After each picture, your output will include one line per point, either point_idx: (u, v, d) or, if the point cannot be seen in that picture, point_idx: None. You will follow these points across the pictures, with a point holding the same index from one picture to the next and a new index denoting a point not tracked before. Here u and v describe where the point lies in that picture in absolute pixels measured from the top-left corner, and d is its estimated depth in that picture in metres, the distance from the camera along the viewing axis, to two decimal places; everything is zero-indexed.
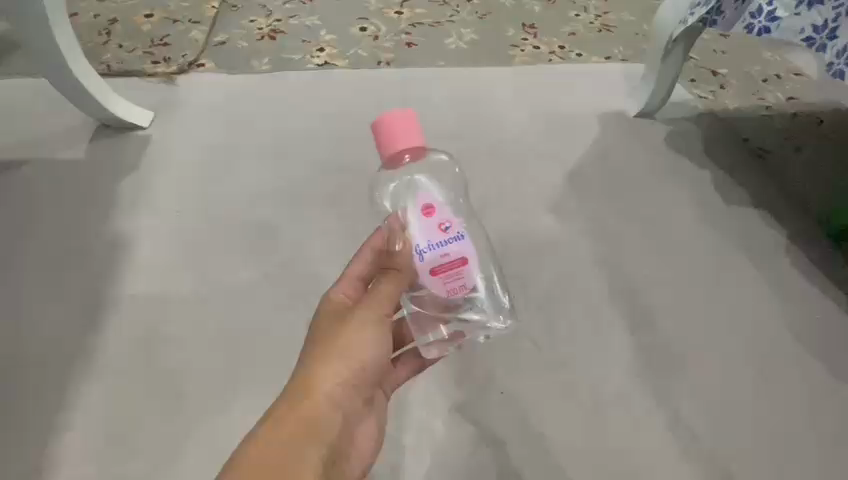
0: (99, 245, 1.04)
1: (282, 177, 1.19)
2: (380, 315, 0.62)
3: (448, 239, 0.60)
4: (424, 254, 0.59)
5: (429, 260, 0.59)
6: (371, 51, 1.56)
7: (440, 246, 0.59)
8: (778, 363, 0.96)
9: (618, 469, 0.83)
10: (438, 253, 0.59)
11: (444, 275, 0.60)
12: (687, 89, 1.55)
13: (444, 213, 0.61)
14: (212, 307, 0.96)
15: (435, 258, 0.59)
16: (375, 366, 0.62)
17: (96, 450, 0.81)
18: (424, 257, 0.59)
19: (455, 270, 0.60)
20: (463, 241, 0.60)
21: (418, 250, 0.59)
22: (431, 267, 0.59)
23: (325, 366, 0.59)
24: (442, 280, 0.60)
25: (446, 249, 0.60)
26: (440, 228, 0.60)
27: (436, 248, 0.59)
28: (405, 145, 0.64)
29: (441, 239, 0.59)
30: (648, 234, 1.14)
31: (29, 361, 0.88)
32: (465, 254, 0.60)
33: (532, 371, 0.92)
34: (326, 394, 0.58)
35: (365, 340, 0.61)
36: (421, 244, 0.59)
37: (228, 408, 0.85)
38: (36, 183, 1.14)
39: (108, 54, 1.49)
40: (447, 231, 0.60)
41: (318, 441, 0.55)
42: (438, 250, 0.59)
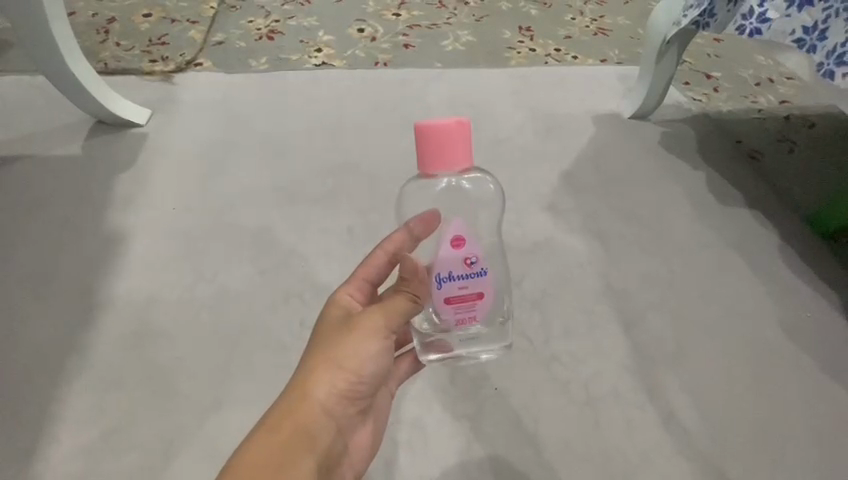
0: (95, 241, 1.03)
1: (280, 175, 1.19)
2: (383, 327, 0.60)
3: (471, 274, 0.61)
4: (443, 283, 0.61)
5: (446, 289, 0.61)
6: (369, 52, 1.57)
7: (461, 279, 0.61)
8: (770, 361, 0.97)
9: (614, 466, 0.83)
10: (457, 285, 0.61)
11: (457, 305, 0.62)
12: (681, 92, 1.56)
13: (473, 246, 0.60)
14: (207, 303, 0.96)
15: (451, 288, 0.61)
16: (374, 376, 0.61)
17: (87, 446, 0.80)
18: (443, 286, 0.61)
19: (468, 303, 0.62)
20: (484, 277, 0.62)
21: (438, 278, 0.60)
22: (447, 297, 0.61)
23: (324, 372, 0.58)
24: (453, 309, 0.62)
25: (466, 282, 0.61)
26: (465, 262, 0.60)
27: (456, 280, 0.61)
28: (452, 163, 0.59)
29: (464, 272, 0.61)
30: (643, 233, 1.15)
31: (22, 356, 0.88)
32: (482, 290, 0.62)
33: (528, 367, 0.92)
34: (322, 401, 0.58)
35: (367, 351, 0.59)
36: (442, 273, 0.60)
37: (223, 404, 0.85)
38: (32, 179, 1.14)
39: (106, 52, 1.49)
40: (471, 266, 0.61)
41: (310, 449, 0.55)
42: (458, 281, 0.61)
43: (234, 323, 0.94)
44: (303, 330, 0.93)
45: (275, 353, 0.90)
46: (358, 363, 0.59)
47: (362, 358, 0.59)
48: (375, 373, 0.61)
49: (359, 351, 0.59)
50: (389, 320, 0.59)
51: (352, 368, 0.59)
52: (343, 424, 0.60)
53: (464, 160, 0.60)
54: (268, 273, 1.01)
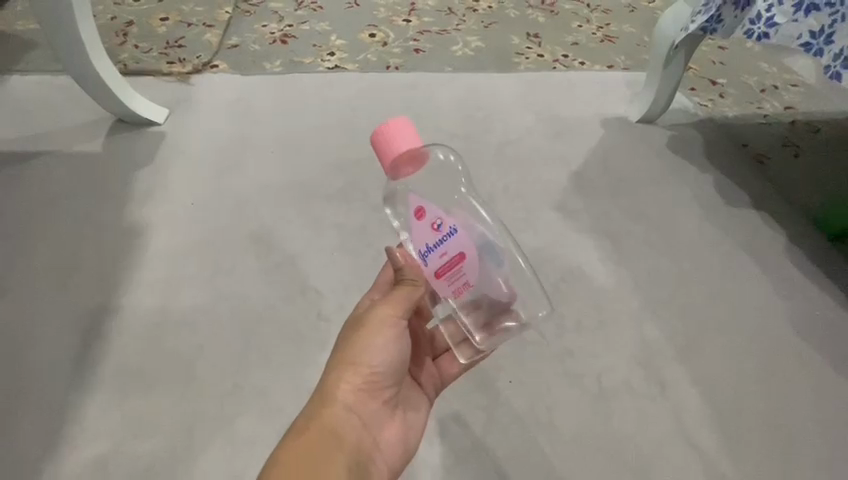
0: (117, 234, 1.06)
1: (295, 173, 1.21)
2: (394, 317, 0.59)
3: (442, 237, 0.56)
4: (425, 257, 0.58)
5: (431, 262, 0.58)
6: (380, 56, 1.61)
7: (437, 246, 0.57)
8: (780, 357, 0.98)
9: (627, 458, 0.84)
10: (437, 255, 0.57)
11: (448, 276, 0.57)
12: (687, 98, 1.59)
13: (434, 211, 0.57)
14: (225, 294, 0.98)
15: (434, 259, 0.57)
16: (391, 369, 0.60)
17: (108, 431, 0.81)
18: (427, 260, 0.58)
19: (456, 268, 0.57)
20: (458, 236, 0.57)
21: (419, 254, 0.58)
22: (435, 270, 0.58)
23: (340, 369, 0.58)
24: (447, 281, 0.58)
25: (444, 248, 0.57)
26: (432, 228, 0.57)
27: (433, 249, 0.57)
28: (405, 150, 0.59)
29: (436, 239, 0.57)
30: (652, 233, 1.17)
31: (45, 344, 0.89)
32: (463, 250, 0.57)
33: (540, 360, 0.93)
34: (343, 398, 0.57)
35: (380, 343, 0.59)
36: (420, 247, 0.58)
37: (241, 392, 0.86)
38: (54, 173, 1.16)
39: (124, 54, 1.53)
40: (439, 230, 0.56)
41: (340, 449, 0.53)
42: (436, 251, 0.57)
43: (251, 314, 0.95)
44: (319, 322, 0.95)
45: (291, 344, 0.92)
46: (373, 355, 0.59)
47: (377, 350, 0.59)
48: (392, 364, 0.60)
49: (373, 344, 0.59)
50: (397, 309, 0.59)
51: (369, 362, 0.58)
52: (368, 425, 0.58)
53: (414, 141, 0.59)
54: (284, 266, 1.03)
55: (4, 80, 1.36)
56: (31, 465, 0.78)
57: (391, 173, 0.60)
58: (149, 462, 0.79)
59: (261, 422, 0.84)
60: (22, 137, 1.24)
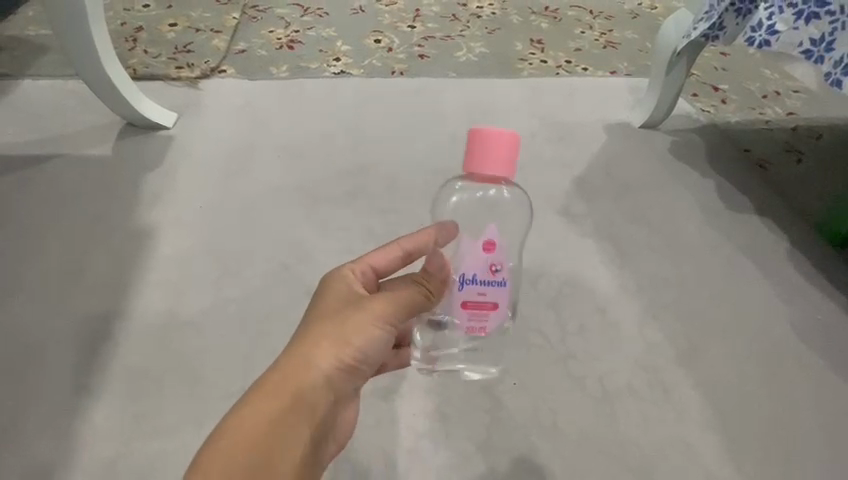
0: (127, 236, 1.07)
1: (301, 176, 1.23)
2: (391, 314, 0.58)
3: (493, 282, 0.64)
4: (465, 285, 0.64)
5: (465, 293, 0.64)
6: (385, 62, 1.63)
7: (482, 285, 0.64)
8: (783, 361, 0.98)
9: (630, 459, 0.85)
10: (476, 290, 0.64)
11: (471, 310, 0.64)
12: (689, 104, 1.60)
13: (500, 257, 0.64)
14: (233, 296, 0.99)
15: (471, 290, 0.64)
16: (377, 355, 0.58)
17: (119, 430, 0.83)
18: (464, 288, 0.64)
19: (482, 310, 0.64)
20: (503, 289, 0.65)
21: (461, 280, 0.64)
22: (465, 300, 0.64)
23: (328, 345, 0.55)
24: (468, 315, 0.65)
25: (486, 289, 0.64)
26: (491, 269, 0.64)
27: (478, 285, 0.64)
28: (491, 172, 0.64)
29: (486, 279, 0.64)
30: (654, 237, 1.18)
31: (56, 344, 0.91)
32: (498, 301, 0.64)
33: (544, 363, 0.94)
34: (325, 375, 0.54)
35: (372, 332, 0.57)
36: (467, 275, 0.64)
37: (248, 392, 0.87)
38: (66, 176, 1.18)
39: (134, 59, 1.55)
40: (495, 274, 0.64)
41: (307, 421, 0.52)
42: (479, 286, 0.64)
43: (258, 315, 0.97)
44: None
45: None
46: (364, 341, 0.56)
47: (368, 337, 0.56)
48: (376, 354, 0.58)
49: (365, 328, 0.57)
50: (398, 308, 0.58)
51: (357, 346, 0.56)
52: (341, 401, 0.57)
53: (504, 173, 0.64)
54: (290, 268, 1.04)
55: (16, 84, 1.39)
56: (42, 462, 0.79)
57: (468, 172, 0.65)
58: (158, 460, 0.80)
59: None
60: (34, 141, 1.26)
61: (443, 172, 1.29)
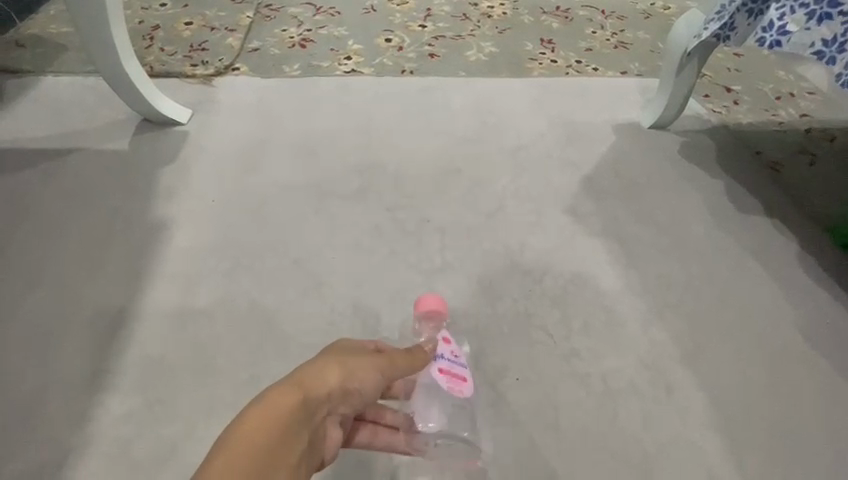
0: (142, 228, 1.10)
1: (312, 174, 1.25)
2: (390, 370, 0.60)
3: (457, 359, 0.79)
4: (439, 358, 0.77)
5: (441, 362, 0.76)
6: (395, 61, 1.65)
7: (451, 359, 0.78)
8: (789, 363, 0.98)
9: (632, 457, 0.85)
10: (448, 364, 0.77)
11: (449, 377, 0.75)
12: (700, 104, 1.60)
13: (454, 343, 0.82)
14: (243, 289, 1.01)
15: (445, 362, 0.76)
16: (371, 398, 0.58)
17: (132, 415, 0.85)
18: (439, 359, 0.76)
19: (458, 379, 0.76)
20: (466, 367, 0.80)
21: (435, 354, 0.77)
22: (442, 368, 0.75)
23: (335, 371, 0.54)
24: (447, 380, 0.75)
25: (455, 364, 0.78)
26: (453, 352, 0.80)
27: (448, 359, 0.78)
28: (431, 306, 0.85)
29: (452, 356, 0.79)
30: (661, 238, 1.18)
31: (73, 331, 0.94)
32: (466, 374, 0.79)
33: (548, 360, 0.95)
34: (329, 394, 0.52)
35: (373, 374, 0.58)
36: (439, 352, 0.77)
37: (259, 380, 0.89)
38: (85, 170, 1.22)
39: (151, 57, 1.59)
40: (456, 355, 0.80)
41: (307, 437, 0.48)
42: (450, 361, 0.77)
43: (267, 306, 0.99)
44: (333, 318, 0.98)
45: (306, 337, 0.95)
46: (367, 380, 0.56)
47: (369, 376, 0.57)
48: (374, 395, 0.58)
49: (367, 367, 0.57)
50: (396, 368, 0.61)
51: (361, 379, 0.56)
52: (333, 427, 0.54)
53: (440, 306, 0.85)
54: (300, 263, 1.06)
55: (39, 81, 1.43)
56: (63, 444, 0.82)
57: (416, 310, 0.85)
58: (171, 444, 0.82)
59: None
60: (54, 135, 1.30)
61: (450, 170, 1.30)
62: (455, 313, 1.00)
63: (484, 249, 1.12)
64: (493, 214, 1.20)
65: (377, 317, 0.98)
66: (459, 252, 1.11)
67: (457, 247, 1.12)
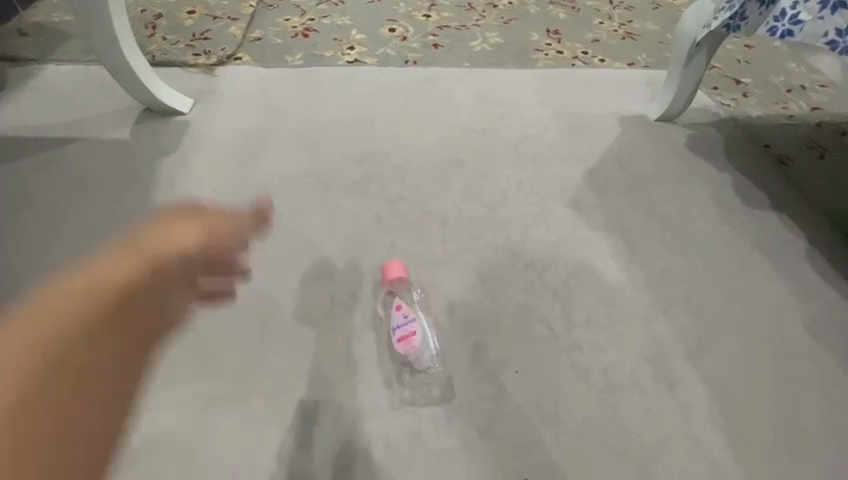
0: (143, 217, 1.10)
1: (313, 164, 1.24)
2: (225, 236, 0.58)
3: (407, 319, 0.90)
4: (394, 329, 0.90)
5: (396, 332, 0.90)
6: (399, 51, 1.63)
7: (402, 324, 0.90)
8: (793, 360, 0.97)
9: (633, 452, 0.83)
10: (401, 328, 0.89)
11: (403, 342, 0.89)
12: (708, 97, 1.58)
13: (405, 306, 0.92)
14: (242, 279, 1.01)
15: (399, 331, 0.89)
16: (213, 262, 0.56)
17: (130, 403, 0.85)
18: (395, 331, 0.90)
19: (409, 339, 0.89)
20: (415, 322, 0.90)
21: (391, 328, 0.91)
22: (397, 337, 0.89)
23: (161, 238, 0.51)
24: (403, 346, 0.89)
25: (406, 325, 0.90)
26: (402, 314, 0.91)
27: (399, 326, 0.90)
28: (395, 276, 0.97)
29: (404, 320, 0.90)
30: (666, 232, 1.16)
31: None
32: (414, 329, 0.89)
33: (549, 353, 0.93)
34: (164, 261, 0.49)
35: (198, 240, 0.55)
36: (392, 324, 0.91)
37: (257, 370, 0.89)
38: (86, 159, 1.22)
39: (153, 45, 1.58)
40: (406, 315, 0.91)
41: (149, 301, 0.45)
42: (401, 325, 0.90)
43: (266, 297, 0.98)
44: (332, 309, 0.97)
45: (304, 328, 0.94)
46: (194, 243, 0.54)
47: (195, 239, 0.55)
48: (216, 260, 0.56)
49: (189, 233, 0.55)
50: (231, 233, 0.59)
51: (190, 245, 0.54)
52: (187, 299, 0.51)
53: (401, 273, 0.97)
54: (300, 254, 1.06)
55: (41, 69, 1.43)
56: None
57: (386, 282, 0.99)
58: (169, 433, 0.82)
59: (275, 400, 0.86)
60: (55, 124, 1.29)
61: (453, 162, 1.28)
62: (456, 305, 0.99)
63: (486, 241, 1.11)
64: (495, 206, 1.19)
65: (377, 308, 0.98)
66: (461, 245, 1.09)
67: (458, 239, 1.11)
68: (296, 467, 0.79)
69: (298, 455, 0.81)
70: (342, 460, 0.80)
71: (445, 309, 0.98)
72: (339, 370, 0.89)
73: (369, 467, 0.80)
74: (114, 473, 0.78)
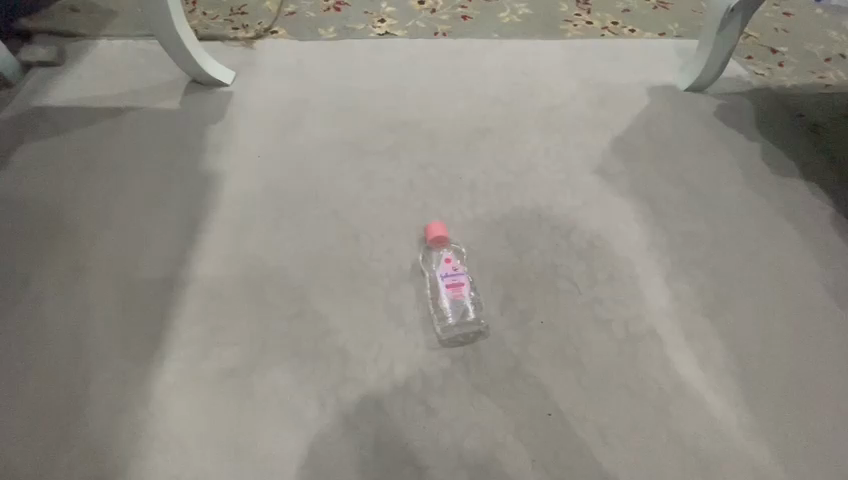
0: (196, 178, 1.20)
1: (348, 131, 1.31)
2: None
3: (456, 271, 1.00)
4: (444, 277, 0.99)
5: (445, 280, 0.98)
6: (429, 23, 1.66)
7: (452, 273, 0.99)
8: (811, 318, 1.00)
9: (651, 395, 0.89)
10: (451, 277, 0.98)
11: (452, 289, 0.97)
12: (743, 66, 1.61)
13: (455, 260, 1.02)
14: (287, 234, 1.10)
15: (448, 278, 0.98)
16: None
17: (193, 339, 0.95)
18: (444, 278, 0.98)
19: (458, 287, 0.98)
20: (463, 274, 1.00)
21: (440, 275, 0.99)
22: (447, 284, 0.98)
23: None
24: (450, 292, 0.97)
25: (455, 275, 0.99)
26: (452, 266, 1.00)
27: (449, 275, 0.99)
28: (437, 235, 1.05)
29: (453, 270, 0.99)
30: (691, 198, 1.19)
31: (137, 267, 1.04)
32: (463, 280, 0.99)
33: (572, 306, 0.99)
34: None
35: None
36: (441, 272, 0.99)
37: (305, 314, 0.97)
38: (141, 126, 1.31)
39: (194, 21, 1.65)
40: (455, 268, 1.00)
41: None
42: (451, 275, 0.99)
43: (309, 251, 1.07)
44: (370, 263, 1.05)
45: (346, 278, 1.03)
46: None
47: None
48: None
49: None
50: None
51: None
52: None
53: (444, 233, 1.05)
54: (339, 214, 1.13)
55: (94, 44, 1.53)
56: (133, 361, 0.92)
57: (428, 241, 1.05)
58: (227, 365, 0.92)
59: (321, 341, 0.94)
60: (110, 94, 1.39)
61: (482, 130, 1.33)
62: (484, 262, 1.05)
63: (513, 205, 1.16)
64: (523, 172, 1.23)
65: (412, 263, 1.05)
66: (489, 208, 1.15)
67: (487, 203, 1.16)
68: (341, 397, 0.88)
69: (343, 388, 0.89)
70: (382, 392, 0.89)
71: (474, 265, 1.05)
72: (378, 316, 0.97)
73: (406, 400, 0.88)
74: (182, 397, 0.89)
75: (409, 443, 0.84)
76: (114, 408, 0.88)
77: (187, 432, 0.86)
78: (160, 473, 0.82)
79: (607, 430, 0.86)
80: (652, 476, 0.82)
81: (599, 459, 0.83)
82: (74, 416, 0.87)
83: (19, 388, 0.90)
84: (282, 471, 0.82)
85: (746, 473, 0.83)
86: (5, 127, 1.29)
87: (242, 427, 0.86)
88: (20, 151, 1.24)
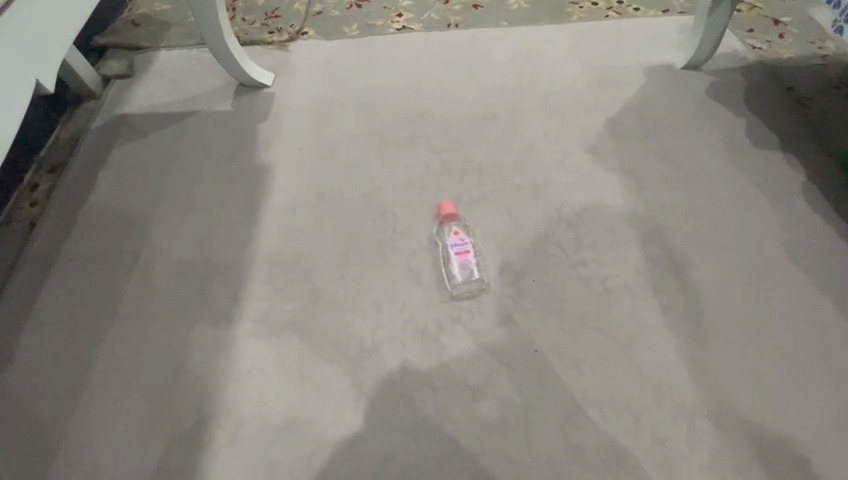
0: (252, 169, 1.46)
1: (373, 124, 1.54)
2: None
3: (463, 241, 1.24)
4: (453, 246, 1.23)
5: (454, 248, 1.23)
6: (444, 15, 1.82)
7: (459, 243, 1.23)
8: (767, 274, 1.18)
9: (621, 336, 1.11)
10: (458, 246, 1.23)
11: (459, 256, 1.21)
12: (741, 40, 1.69)
13: (461, 234, 1.26)
14: (328, 213, 1.36)
15: (456, 247, 1.23)
16: None
17: (261, 297, 1.24)
18: (453, 247, 1.23)
19: (464, 254, 1.22)
20: (469, 244, 1.24)
21: (450, 245, 1.23)
22: (455, 252, 1.22)
23: None
24: (458, 258, 1.21)
25: (462, 245, 1.23)
26: (459, 238, 1.24)
27: (457, 244, 1.23)
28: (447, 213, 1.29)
29: (460, 241, 1.24)
30: (672, 172, 1.36)
31: (214, 243, 1.33)
32: (468, 249, 1.23)
33: (559, 267, 1.21)
34: None
35: None
36: (451, 243, 1.24)
37: (345, 278, 1.24)
38: (204, 127, 1.58)
39: (236, 28, 1.87)
40: (462, 239, 1.24)
41: None
42: (458, 244, 1.23)
43: (346, 227, 1.33)
44: (395, 236, 1.30)
45: (376, 248, 1.28)
46: None
47: None
48: None
49: None
50: None
51: None
52: None
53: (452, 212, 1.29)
54: (369, 196, 1.38)
55: (156, 55, 1.79)
56: (218, 314, 1.22)
57: (440, 218, 1.30)
58: (288, 316, 1.20)
59: (359, 297, 1.21)
60: (175, 100, 1.66)
61: (488, 116, 1.52)
62: (488, 233, 1.28)
63: (514, 183, 1.37)
64: (524, 154, 1.43)
65: (428, 235, 1.29)
66: (494, 185, 1.37)
67: (491, 182, 1.38)
68: (375, 339, 1.15)
69: (376, 332, 1.16)
70: (406, 334, 1.15)
71: (480, 234, 1.28)
72: (402, 278, 1.23)
73: (424, 340, 1.14)
74: (257, 339, 1.18)
75: (426, 371, 1.10)
76: (209, 348, 1.18)
77: (262, 364, 1.15)
78: (244, 393, 1.12)
79: (582, 362, 1.09)
80: (615, 395, 1.05)
81: (575, 383, 1.07)
82: (180, 353, 1.17)
83: (139, 334, 1.21)
84: (333, 390, 1.10)
85: (694, 394, 1.05)
86: (99, 132, 1.59)
87: (302, 360, 1.14)
88: (114, 153, 1.54)
